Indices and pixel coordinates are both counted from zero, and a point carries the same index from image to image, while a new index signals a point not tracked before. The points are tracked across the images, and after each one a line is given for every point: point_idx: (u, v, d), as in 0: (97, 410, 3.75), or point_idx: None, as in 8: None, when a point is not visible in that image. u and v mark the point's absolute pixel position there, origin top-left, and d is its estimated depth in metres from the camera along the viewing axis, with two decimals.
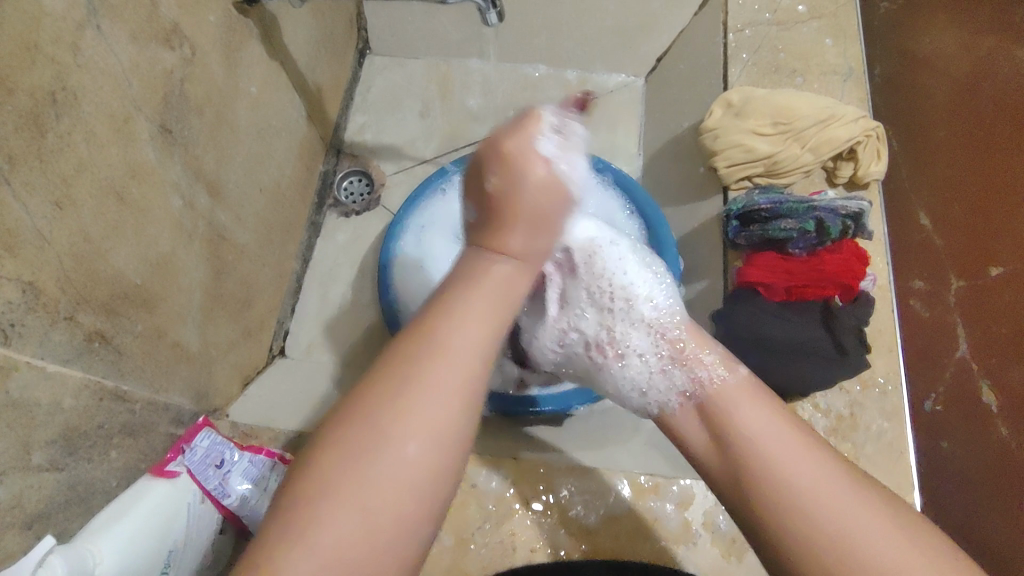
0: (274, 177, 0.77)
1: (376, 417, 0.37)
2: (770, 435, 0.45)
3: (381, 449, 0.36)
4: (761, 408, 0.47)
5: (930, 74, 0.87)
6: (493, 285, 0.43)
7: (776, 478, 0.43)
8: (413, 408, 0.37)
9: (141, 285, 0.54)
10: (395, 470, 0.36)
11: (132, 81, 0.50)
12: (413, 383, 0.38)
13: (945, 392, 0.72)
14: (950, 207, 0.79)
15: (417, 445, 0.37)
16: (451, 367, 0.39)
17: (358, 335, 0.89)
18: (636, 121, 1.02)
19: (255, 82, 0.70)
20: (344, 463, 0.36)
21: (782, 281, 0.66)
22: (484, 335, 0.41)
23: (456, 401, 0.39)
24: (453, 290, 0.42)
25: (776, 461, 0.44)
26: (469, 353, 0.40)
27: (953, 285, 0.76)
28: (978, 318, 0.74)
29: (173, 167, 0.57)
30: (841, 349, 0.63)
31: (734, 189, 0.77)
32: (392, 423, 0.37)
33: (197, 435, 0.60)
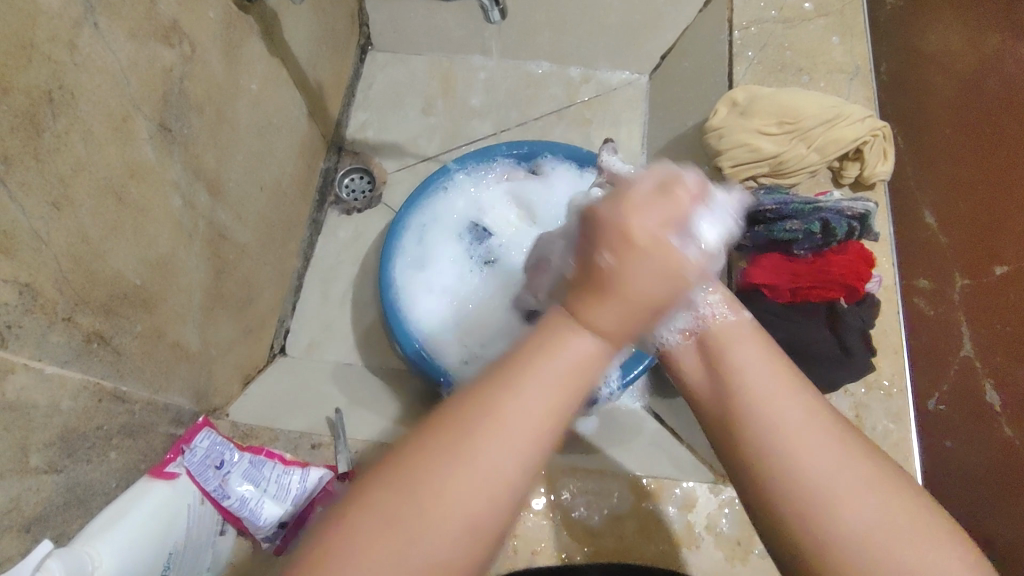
0: (274, 175, 0.77)
1: (393, 502, 0.32)
2: (756, 371, 0.41)
3: (414, 507, 0.31)
4: (749, 345, 0.43)
5: (934, 71, 0.87)
6: (569, 374, 0.34)
7: (761, 422, 0.38)
8: (456, 477, 0.32)
9: (139, 286, 0.53)
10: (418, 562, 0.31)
11: (131, 79, 0.49)
12: (451, 462, 0.32)
13: (949, 391, 0.72)
14: (957, 205, 0.79)
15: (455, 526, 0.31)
16: (509, 446, 0.33)
17: (360, 334, 0.88)
18: (641, 118, 1.01)
19: (255, 79, 0.69)
20: (376, 516, 0.31)
21: (787, 283, 0.65)
22: (547, 407, 0.33)
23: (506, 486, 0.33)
24: (522, 355, 0.34)
25: (767, 397, 0.39)
26: (526, 413, 0.33)
27: (958, 283, 0.75)
28: (984, 316, 0.73)
29: (172, 165, 0.56)
30: (846, 349, 0.62)
31: (739, 189, 0.77)
32: (423, 509, 0.31)
33: (197, 435, 0.60)
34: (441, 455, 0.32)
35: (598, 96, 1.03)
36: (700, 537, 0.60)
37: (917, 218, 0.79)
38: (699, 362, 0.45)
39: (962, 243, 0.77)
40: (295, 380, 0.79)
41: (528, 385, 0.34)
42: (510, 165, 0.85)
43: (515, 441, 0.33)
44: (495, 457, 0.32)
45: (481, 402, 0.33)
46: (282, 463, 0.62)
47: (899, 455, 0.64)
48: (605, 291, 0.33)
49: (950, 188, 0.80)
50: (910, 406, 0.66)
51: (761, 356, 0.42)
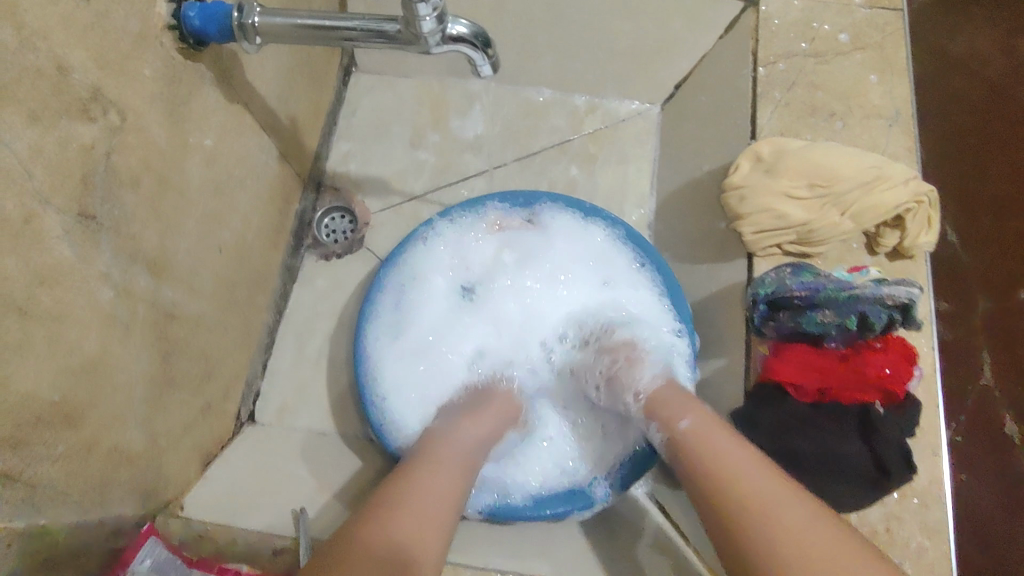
0: (237, 232, 0.68)
1: (364, 513, 0.48)
2: (748, 472, 0.48)
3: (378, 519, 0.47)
4: (729, 445, 0.51)
5: (961, 77, 0.94)
6: (448, 446, 0.57)
7: (770, 520, 0.45)
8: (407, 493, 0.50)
9: (59, 401, 0.46)
10: (376, 532, 0.46)
11: (34, 171, 0.40)
12: (411, 472, 0.53)
13: (967, 421, 0.83)
14: (974, 224, 0.88)
15: (426, 517, 0.49)
16: (436, 479, 0.52)
17: (335, 397, 0.80)
18: (651, 153, 0.92)
19: (211, 133, 0.60)
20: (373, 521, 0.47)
21: (814, 381, 0.57)
22: (456, 468, 0.55)
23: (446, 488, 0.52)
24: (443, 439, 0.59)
25: (761, 493, 0.46)
26: (446, 476, 0.54)
27: (980, 308, 0.86)
28: (1004, 345, 0.84)
29: (100, 256, 0.48)
30: (882, 468, 0.54)
31: (761, 259, 0.67)
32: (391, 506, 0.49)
33: (139, 552, 0.55)
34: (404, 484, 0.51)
35: (604, 127, 0.93)
36: None
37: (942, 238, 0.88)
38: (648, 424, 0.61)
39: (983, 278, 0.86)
40: (261, 454, 0.72)
41: (441, 447, 0.57)
42: (503, 212, 0.76)
43: (443, 471, 0.54)
44: (433, 483, 0.52)
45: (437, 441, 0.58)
46: None
47: None
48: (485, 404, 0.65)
49: (962, 186, 0.89)
50: (949, 521, 0.57)
51: (747, 458, 0.49)
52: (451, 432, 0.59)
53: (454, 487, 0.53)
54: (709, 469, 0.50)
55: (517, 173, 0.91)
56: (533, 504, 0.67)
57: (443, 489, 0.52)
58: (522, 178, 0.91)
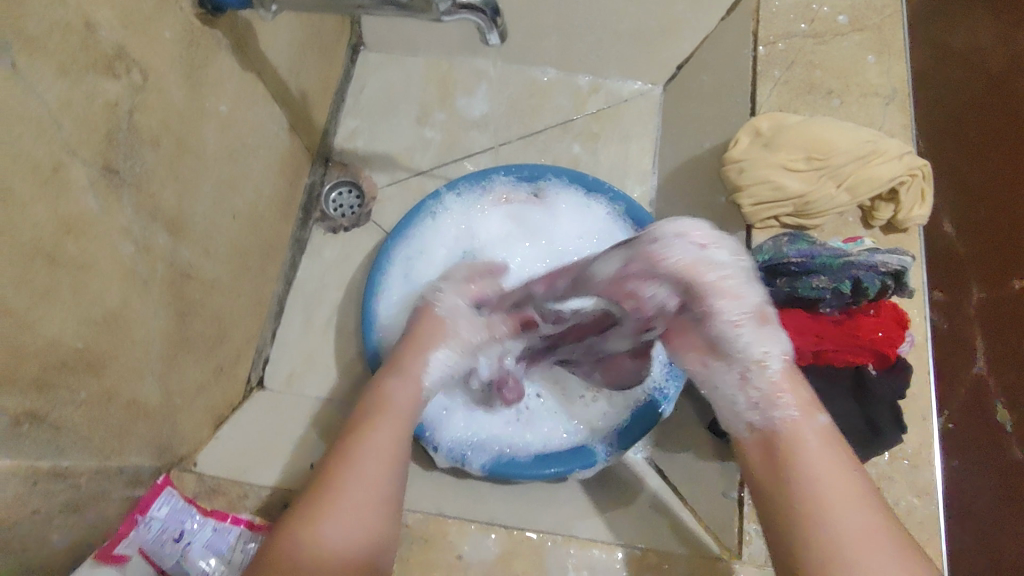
0: (250, 199, 0.70)
1: (319, 500, 0.47)
2: (830, 473, 0.45)
3: (312, 527, 0.46)
4: (832, 454, 0.46)
5: (959, 69, 0.96)
6: (395, 408, 0.55)
7: (841, 540, 0.42)
8: (340, 486, 0.48)
9: (83, 349, 0.47)
10: (337, 527, 0.46)
11: (62, 122, 0.42)
12: (344, 467, 0.49)
13: (958, 411, 0.86)
14: (972, 209, 0.90)
15: (357, 497, 0.48)
16: (361, 473, 0.49)
17: (343, 364, 0.82)
18: (653, 133, 0.94)
19: (227, 99, 0.62)
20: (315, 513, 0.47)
21: (809, 344, 0.59)
22: (388, 444, 0.52)
23: (379, 476, 0.49)
24: (377, 391, 0.56)
25: (829, 493, 0.43)
26: (383, 438, 0.52)
27: (976, 295, 0.88)
28: (1005, 331, 0.87)
29: (122, 211, 0.49)
30: (873, 427, 0.57)
31: (757, 229, 0.69)
32: (332, 500, 0.47)
33: (155, 501, 0.57)
34: (342, 480, 0.48)
35: (608, 107, 0.95)
36: None
37: (938, 226, 0.90)
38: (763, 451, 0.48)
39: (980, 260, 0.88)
40: (270, 416, 0.74)
41: (386, 407, 0.55)
42: (509, 185, 0.78)
43: (381, 434, 0.52)
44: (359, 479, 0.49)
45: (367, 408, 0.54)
46: (248, 530, 0.57)
47: (927, 536, 0.58)
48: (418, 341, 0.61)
49: (961, 172, 0.92)
50: (938, 481, 0.59)
51: (836, 458, 0.45)
52: (389, 386, 0.56)
53: (392, 470, 0.50)
54: (815, 508, 0.43)
55: (522, 150, 0.93)
56: (530, 465, 0.68)
57: (375, 480, 0.49)
58: (527, 155, 0.93)
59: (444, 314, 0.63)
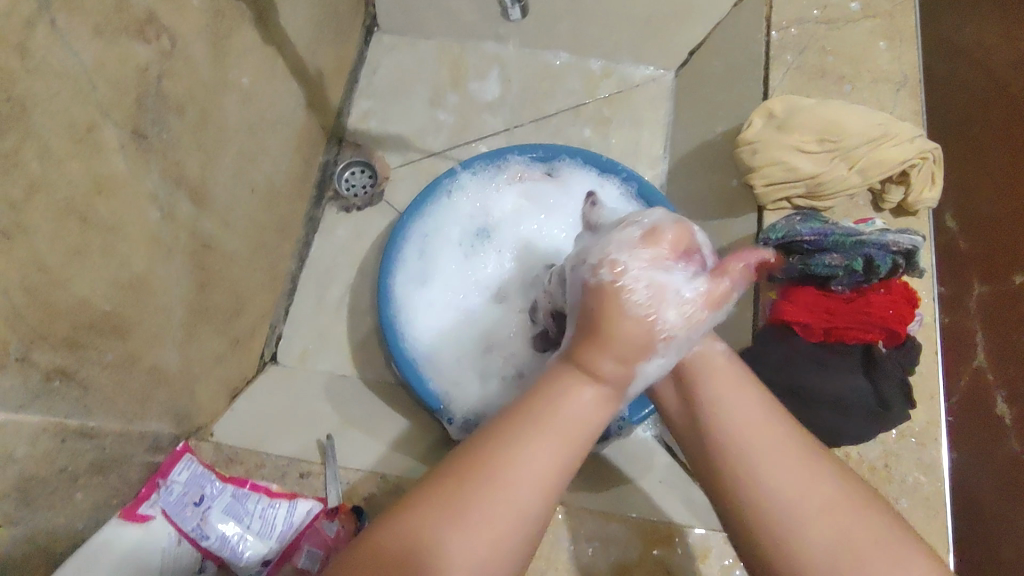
0: (267, 174, 0.71)
1: (456, 509, 0.34)
2: (742, 409, 0.40)
3: (443, 537, 0.33)
4: (738, 384, 0.41)
5: (963, 65, 0.79)
6: (573, 420, 0.36)
7: (767, 483, 0.37)
8: (493, 492, 0.34)
9: (110, 311, 0.48)
10: (469, 542, 0.33)
11: (97, 83, 0.43)
12: (509, 472, 0.35)
13: (960, 403, 0.65)
14: (976, 210, 0.74)
15: (498, 514, 0.34)
16: (511, 495, 0.34)
17: (356, 342, 0.83)
18: (664, 118, 0.94)
19: (247, 72, 0.63)
20: (436, 511, 0.34)
21: (820, 322, 0.60)
22: (555, 455, 0.36)
23: (535, 506, 0.35)
24: (526, 401, 0.37)
25: (748, 429, 0.39)
26: (530, 462, 0.35)
27: (976, 290, 0.71)
28: (1000, 326, 0.70)
29: (149, 175, 0.50)
30: (883, 402, 0.58)
31: (770, 211, 0.70)
32: (473, 502, 0.34)
33: (176, 466, 0.58)
34: (470, 479, 0.35)
35: (619, 92, 0.95)
36: None
37: (941, 223, 0.72)
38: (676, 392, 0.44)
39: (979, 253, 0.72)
40: (284, 390, 0.75)
41: (556, 414, 0.36)
42: (524, 165, 0.78)
43: (530, 447, 0.35)
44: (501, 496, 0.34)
45: (511, 421, 0.36)
46: (268, 496, 0.57)
47: (932, 513, 0.57)
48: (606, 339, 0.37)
49: (971, 168, 0.76)
50: (945, 460, 0.59)
51: (742, 388, 0.41)
52: (577, 390, 0.37)
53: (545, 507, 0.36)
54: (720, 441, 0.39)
55: (533, 134, 0.94)
56: None
57: (530, 510, 0.35)
58: (538, 139, 0.94)
59: (633, 287, 0.39)
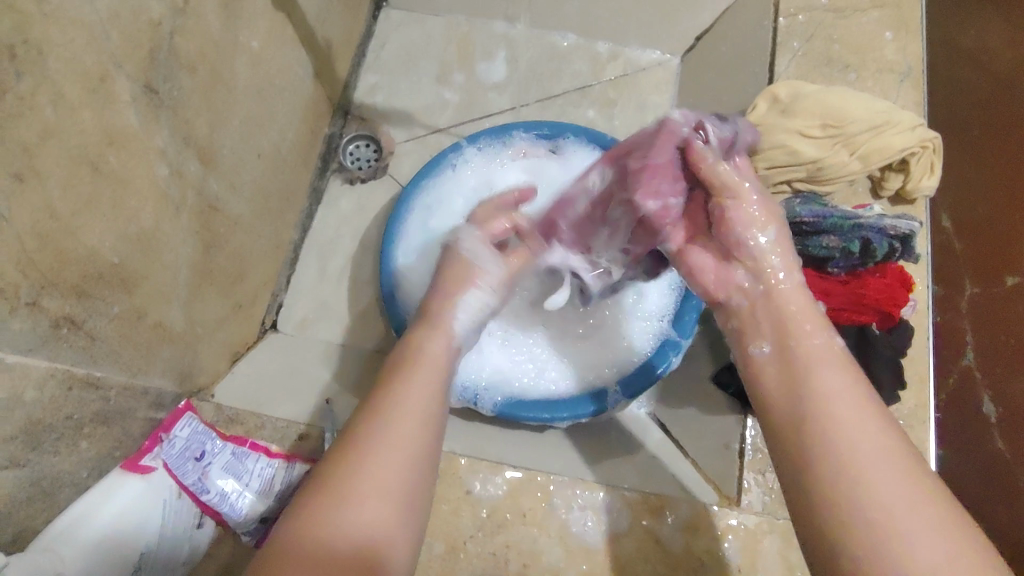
0: (274, 141, 0.71)
1: (351, 452, 0.38)
2: (844, 399, 0.40)
3: (342, 499, 0.36)
4: (836, 372, 0.42)
5: (968, 70, 0.79)
6: (430, 363, 0.46)
7: (851, 453, 0.37)
8: (377, 442, 0.39)
9: (118, 264, 0.49)
10: (372, 503, 0.36)
11: (112, 33, 0.43)
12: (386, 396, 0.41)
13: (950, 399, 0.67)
14: (974, 211, 0.74)
15: (391, 468, 0.38)
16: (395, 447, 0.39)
17: (356, 313, 0.84)
18: (669, 102, 0.95)
19: (257, 36, 0.63)
20: (343, 467, 0.37)
21: (816, 302, 0.61)
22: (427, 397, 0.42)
23: (420, 427, 0.41)
24: (394, 367, 0.45)
25: (842, 415, 0.39)
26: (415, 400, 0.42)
27: (968, 291, 0.71)
28: (990, 326, 0.70)
29: (159, 132, 0.51)
30: (875, 383, 0.59)
31: (772, 194, 0.71)
32: (362, 443, 0.38)
33: (178, 422, 0.58)
34: (363, 434, 0.39)
35: (625, 75, 0.96)
36: (700, 562, 0.55)
37: (938, 223, 0.71)
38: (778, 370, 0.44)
39: (976, 255, 0.72)
40: (284, 356, 0.75)
41: (420, 357, 0.46)
42: (529, 142, 0.79)
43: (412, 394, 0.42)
44: (393, 440, 0.39)
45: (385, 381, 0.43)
46: (266, 455, 0.58)
47: None
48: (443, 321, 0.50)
49: (969, 172, 0.75)
50: (931, 441, 0.60)
51: (846, 379, 0.42)
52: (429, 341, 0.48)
53: (433, 426, 0.42)
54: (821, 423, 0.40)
55: (539, 114, 0.94)
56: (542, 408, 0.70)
57: (416, 432, 0.40)
58: (543, 118, 0.94)
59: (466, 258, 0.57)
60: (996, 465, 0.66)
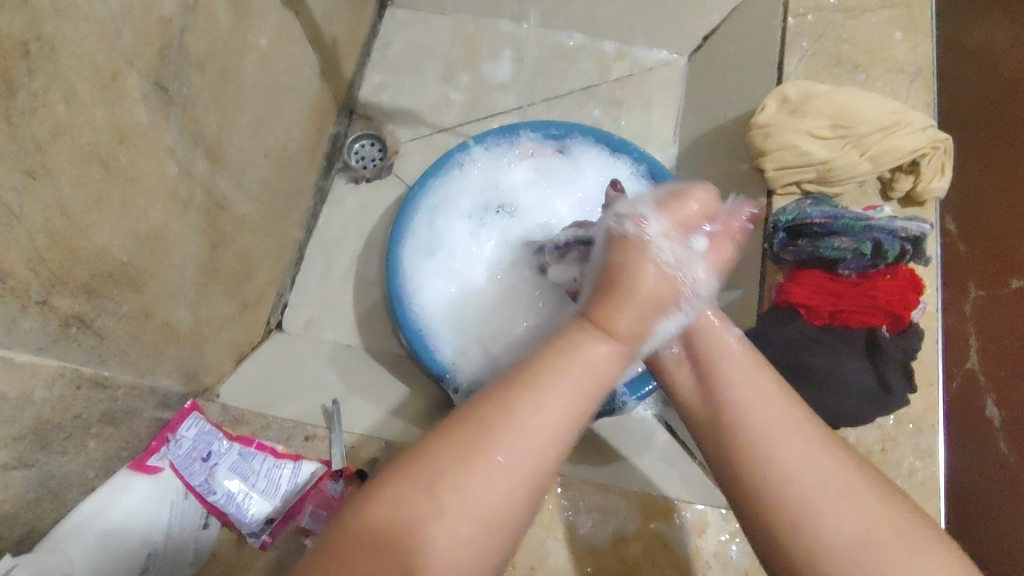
0: (281, 140, 0.71)
1: (458, 463, 0.32)
2: (756, 398, 0.38)
3: (432, 521, 0.31)
4: (750, 372, 0.40)
5: (972, 69, 0.78)
6: (591, 375, 0.35)
7: (783, 473, 0.35)
8: (487, 467, 0.32)
9: (127, 263, 0.48)
10: (462, 532, 0.31)
11: (123, 30, 0.43)
12: (525, 409, 0.33)
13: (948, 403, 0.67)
14: (981, 212, 0.73)
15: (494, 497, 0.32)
16: (502, 480, 0.32)
17: (361, 313, 0.84)
18: (675, 102, 0.95)
19: (265, 34, 0.63)
20: (451, 477, 0.32)
21: (827, 305, 0.61)
22: (561, 417, 0.34)
23: (546, 455, 0.33)
24: (539, 364, 0.35)
25: (767, 431, 0.36)
26: (540, 425, 0.33)
27: (971, 294, 0.70)
28: (994, 328, 0.68)
29: (168, 130, 0.50)
30: (885, 386, 0.59)
31: (780, 195, 0.70)
32: (477, 469, 0.32)
33: (184, 422, 0.58)
34: (477, 443, 0.32)
35: (632, 75, 0.96)
36: (707, 565, 0.55)
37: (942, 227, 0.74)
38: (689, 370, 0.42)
39: (982, 256, 0.71)
40: (290, 356, 0.75)
41: (568, 372, 0.35)
42: (536, 142, 0.79)
43: (545, 416, 0.33)
44: (510, 465, 0.32)
45: (524, 383, 0.34)
46: (273, 456, 0.58)
47: (927, 496, 0.58)
48: (615, 322, 0.37)
49: (975, 172, 0.75)
50: (941, 444, 0.60)
51: (752, 366, 0.40)
52: (590, 345, 0.36)
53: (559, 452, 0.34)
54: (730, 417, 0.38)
55: (544, 114, 0.94)
56: None
57: (538, 461, 0.33)
58: (549, 118, 0.94)
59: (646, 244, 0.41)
60: (1001, 471, 0.64)
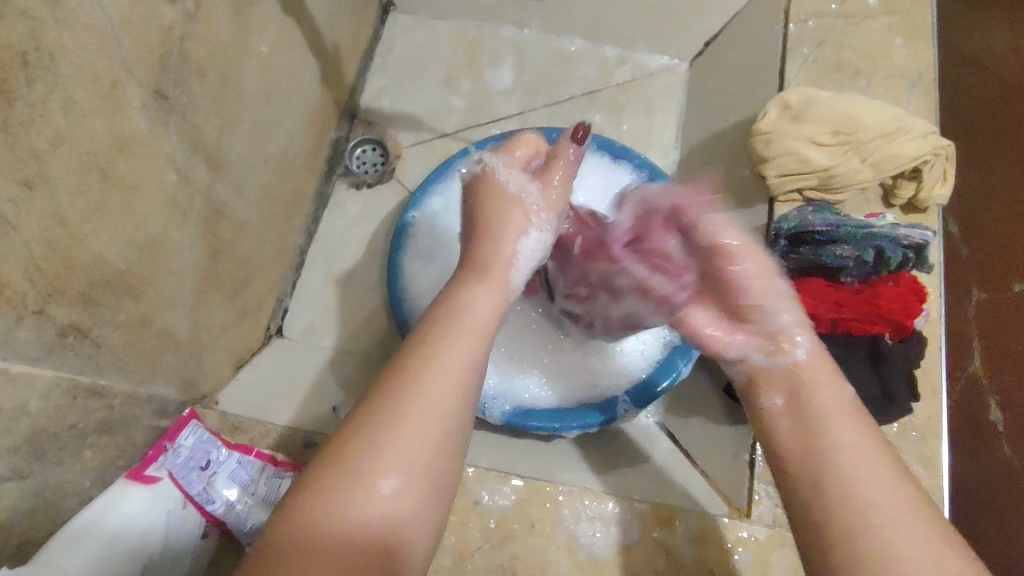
0: (281, 145, 0.71)
1: (381, 414, 0.36)
2: (857, 448, 0.41)
3: (374, 460, 0.35)
4: (853, 423, 0.43)
5: (972, 73, 0.78)
6: (473, 319, 0.43)
7: (875, 519, 0.38)
8: (410, 407, 0.37)
9: (125, 271, 0.48)
10: (398, 472, 0.35)
11: (122, 39, 0.43)
12: (420, 375, 0.38)
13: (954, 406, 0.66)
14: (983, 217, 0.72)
15: (424, 425, 0.37)
16: (423, 413, 0.37)
17: (362, 318, 0.83)
18: (677, 108, 0.95)
19: (266, 41, 0.62)
20: (377, 418, 0.36)
21: (828, 313, 0.61)
22: (462, 364, 0.40)
23: (454, 397, 0.38)
24: (435, 324, 0.42)
25: (870, 477, 0.39)
26: (449, 371, 0.39)
27: (974, 298, 0.70)
28: (998, 331, 0.67)
29: (168, 138, 0.50)
30: (889, 394, 0.58)
31: (782, 202, 0.70)
32: (402, 401, 0.37)
33: (182, 431, 0.57)
34: (397, 389, 0.38)
35: (633, 80, 0.95)
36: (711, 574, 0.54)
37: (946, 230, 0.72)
38: (790, 414, 0.46)
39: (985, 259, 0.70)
40: (289, 363, 0.74)
41: (461, 318, 0.42)
42: None
43: (447, 363, 0.39)
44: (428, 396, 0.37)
45: (427, 342, 0.40)
46: (273, 465, 0.57)
47: (929, 505, 0.58)
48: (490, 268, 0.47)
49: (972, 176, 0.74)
50: (944, 452, 0.60)
51: (858, 425, 0.43)
52: (477, 292, 0.45)
53: (465, 402, 0.39)
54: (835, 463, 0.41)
55: (545, 119, 0.94)
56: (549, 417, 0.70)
57: (449, 401, 0.38)
58: (550, 123, 0.94)
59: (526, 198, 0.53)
60: (1002, 474, 0.64)
